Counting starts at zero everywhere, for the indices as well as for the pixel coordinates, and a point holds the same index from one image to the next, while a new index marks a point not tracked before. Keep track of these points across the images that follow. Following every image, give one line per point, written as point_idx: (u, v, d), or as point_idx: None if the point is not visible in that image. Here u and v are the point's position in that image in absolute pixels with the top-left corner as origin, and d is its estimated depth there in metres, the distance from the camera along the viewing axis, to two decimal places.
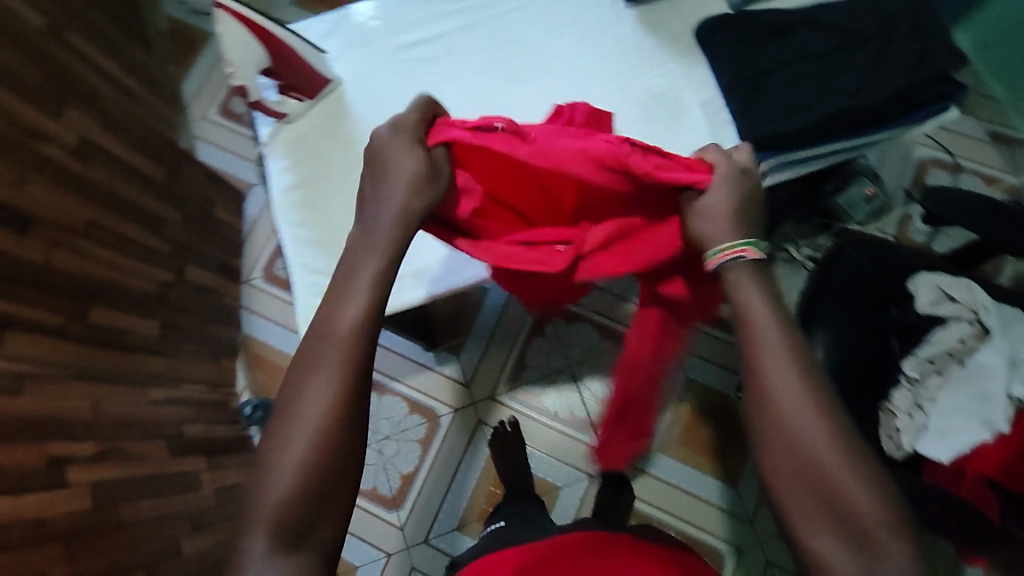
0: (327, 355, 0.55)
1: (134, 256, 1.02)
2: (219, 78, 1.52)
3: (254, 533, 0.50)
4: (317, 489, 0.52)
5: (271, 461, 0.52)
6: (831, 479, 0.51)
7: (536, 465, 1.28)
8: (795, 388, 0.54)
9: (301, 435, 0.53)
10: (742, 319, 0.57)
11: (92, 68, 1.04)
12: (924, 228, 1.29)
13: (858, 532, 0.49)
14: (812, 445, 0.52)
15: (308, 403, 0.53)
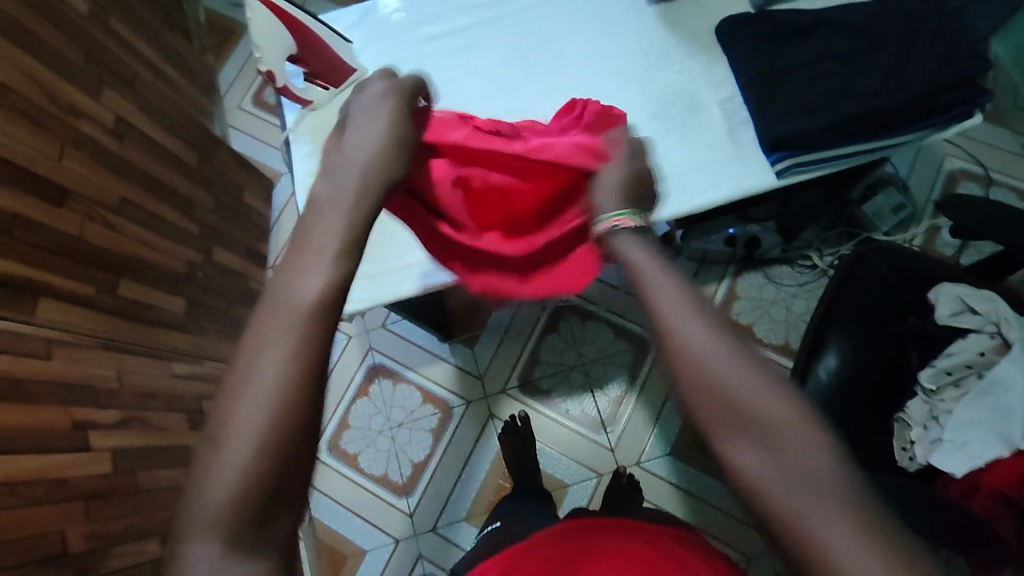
0: (283, 327, 0.45)
1: (164, 235, 1.06)
2: (253, 68, 1.56)
3: (200, 532, 0.42)
4: (273, 478, 0.43)
5: (218, 448, 0.43)
6: (787, 436, 0.42)
7: (545, 461, 1.28)
8: (689, 322, 0.46)
9: (251, 414, 0.43)
10: (632, 273, 0.50)
11: (132, 53, 1.09)
12: (953, 241, 1.26)
13: (798, 471, 0.41)
14: (726, 374, 0.44)
15: (254, 379, 0.44)
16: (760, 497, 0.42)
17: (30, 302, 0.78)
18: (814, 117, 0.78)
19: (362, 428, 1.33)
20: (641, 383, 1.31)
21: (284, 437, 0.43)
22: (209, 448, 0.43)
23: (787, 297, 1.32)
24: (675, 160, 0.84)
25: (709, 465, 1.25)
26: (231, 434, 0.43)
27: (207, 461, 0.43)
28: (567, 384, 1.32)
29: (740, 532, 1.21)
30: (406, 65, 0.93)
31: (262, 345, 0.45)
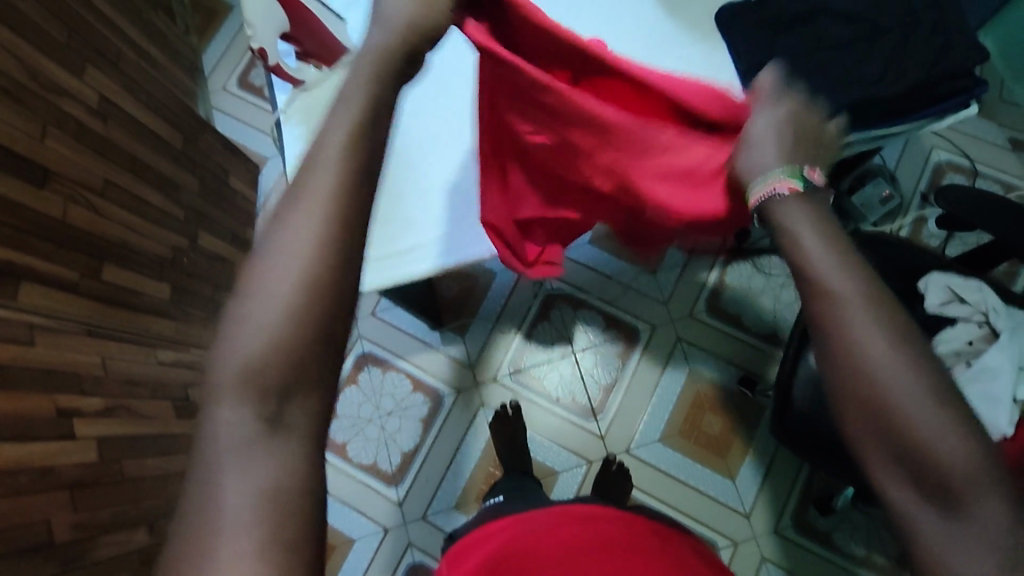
0: (316, 187, 0.44)
1: (149, 219, 1.04)
2: (238, 49, 1.53)
3: (234, 396, 0.41)
4: (294, 351, 0.42)
5: (253, 304, 0.42)
6: (952, 480, 0.42)
7: (535, 449, 1.28)
8: (839, 284, 0.46)
9: (283, 276, 0.42)
10: (807, 263, 0.48)
11: (115, 30, 1.05)
12: (939, 232, 1.28)
13: (906, 444, 0.43)
14: (897, 399, 0.43)
15: (283, 253, 0.43)
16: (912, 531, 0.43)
17: (13, 287, 0.75)
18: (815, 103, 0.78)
19: (351, 417, 1.32)
20: (632, 372, 1.31)
21: (309, 312, 0.42)
22: (234, 318, 0.43)
23: (775, 286, 1.33)
24: None
25: (699, 453, 1.26)
26: (257, 306, 0.42)
27: (232, 330, 0.43)
28: (557, 372, 1.32)
29: (731, 520, 1.22)
30: None
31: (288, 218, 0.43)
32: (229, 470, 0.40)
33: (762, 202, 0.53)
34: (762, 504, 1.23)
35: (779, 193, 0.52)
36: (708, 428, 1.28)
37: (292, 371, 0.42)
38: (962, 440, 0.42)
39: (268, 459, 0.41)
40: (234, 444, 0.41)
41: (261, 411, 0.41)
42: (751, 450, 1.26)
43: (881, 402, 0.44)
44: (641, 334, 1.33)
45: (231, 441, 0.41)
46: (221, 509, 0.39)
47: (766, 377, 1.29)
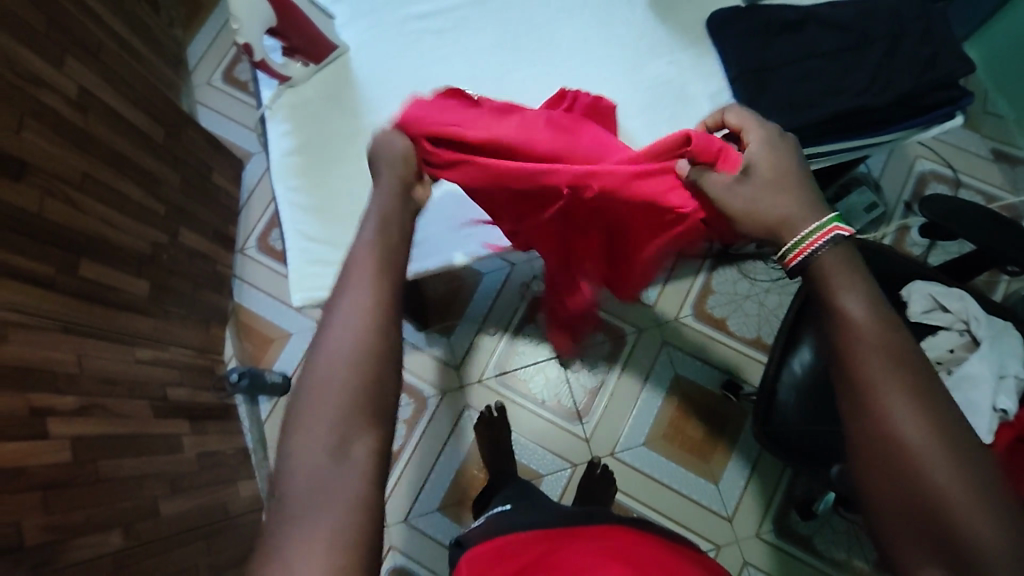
0: (354, 275, 0.54)
1: (129, 215, 1.02)
2: (224, 44, 1.50)
3: (306, 449, 0.46)
4: (357, 404, 0.48)
5: (309, 381, 0.49)
6: (989, 573, 0.40)
7: (519, 451, 1.28)
8: (878, 370, 0.45)
9: (338, 339, 0.50)
10: (845, 329, 0.47)
11: (98, 21, 1.03)
12: (922, 241, 1.29)
13: (939, 525, 0.41)
14: (937, 481, 0.42)
15: (346, 321, 0.51)
16: None
17: None
18: (802, 111, 0.79)
19: None
20: (617, 375, 1.31)
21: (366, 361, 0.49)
22: (305, 381, 0.49)
23: (760, 292, 1.34)
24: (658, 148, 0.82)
25: (682, 458, 1.26)
26: (316, 373, 0.49)
27: (298, 407, 0.48)
28: (543, 375, 1.32)
29: (715, 526, 1.23)
30: (390, 42, 0.90)
31: (347, 289, 0.53)
32: (302, 509, 0.44)
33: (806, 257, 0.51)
34: (744, 509, 1.23)
35: (818, 248, 0.50)
36: (692, 433, 1.28)
37: (355, 417, 0.47)
38: (997, 524, 0.40)
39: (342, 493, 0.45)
40: (313, 487, 0.45)
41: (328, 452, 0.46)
42: (734, 455, 1.26)
43: (928, 493, 0.42)
44: (627, 337, 1.33)
45: (302, 501, 0.44)
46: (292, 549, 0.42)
47: (750, 383, 1.29)
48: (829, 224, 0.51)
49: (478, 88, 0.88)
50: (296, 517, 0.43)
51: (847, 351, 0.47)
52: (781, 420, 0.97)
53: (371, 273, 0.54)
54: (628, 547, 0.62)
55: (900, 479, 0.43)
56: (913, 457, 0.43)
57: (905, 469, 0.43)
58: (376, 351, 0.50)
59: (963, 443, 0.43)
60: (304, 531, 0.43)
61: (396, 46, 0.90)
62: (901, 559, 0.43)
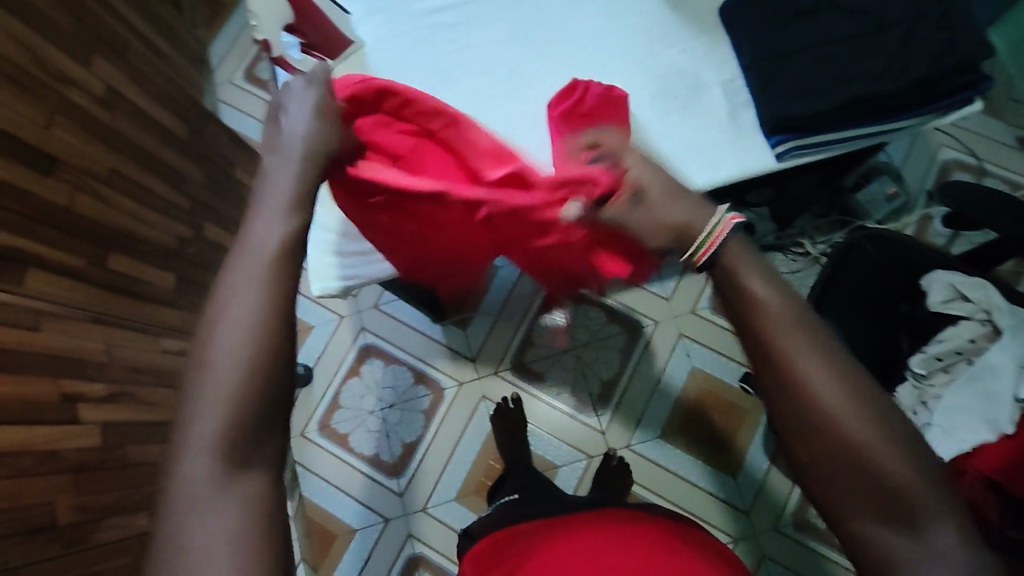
0: (249, 268, 0.51)
1: (155, 210, 1.05)
2: (245, 44, 1.54)
3: (194, 460, 0.47)
4: (246, 416, 0.48)
5: (198, 388, 0.48)
6: (912, 508, 0.47)
7: (535, 443, 1.29)
8: (789, 343, 0.49)
9: (232, 346, 0.48)
10: (755, 312, 0.50)
11: (123, 22, 1.06)
12: (945, 231, 1.28)
13: (870, 477, 0.47)
14: (858, 439, 0.47)
15: (233, 329, 0.49)
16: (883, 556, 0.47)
17: (20, 273, 0.76)
18: (816, 98, 0.78)
19: (353, 408, 1.33)
20: (633, 367, 1.31)
21: (250, 374, 0.48)
22: (194, 388, 0.49)
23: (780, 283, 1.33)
24: (672, 137, 0.82)
25: (698, 449, 1.26)
26: (208, 382, 0.48)
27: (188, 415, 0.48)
28: (560, 367, 1.32)
29: (732, 518, 1.22)
30: (405, 36, 0.91)
31: (237, 287, 0.50)
32: (196, 519, 0.46)
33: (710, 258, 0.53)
34: (762, 501, 1.23)
35: (725, 238, 0.53)
36: (709, 425, 1.28)
37: (252, 429, 0.48)
38: (910, 468, 0.47)
39: (235, 501, 0.47)
40: (199, 500, 0.47)
41: (221, 468, 0.47)
42: (753, 447, 1.26)
43: (854, 452, 0.47)
44: (644, 329, 1.33)
45: (194, 511, 0.46)
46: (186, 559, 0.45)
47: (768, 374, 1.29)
48: (722, 220, 0.54)
49: (492, 81, 0.89)
50: (191, 526, 0.46)
51: (762, 329, 0.50)
52: None
53: (267, 267, 0.51)
54: (637, 530, 0.63)
55: (828, 433, 0.48)
56: (829, 419, 0.48)
57: (822, 430, 0.48)
58: (269, 357, 0.49)
59: (873, 401, 0.49)
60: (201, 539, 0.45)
61: (413, 40, 0.91)
62: (842, 514, 0.49)
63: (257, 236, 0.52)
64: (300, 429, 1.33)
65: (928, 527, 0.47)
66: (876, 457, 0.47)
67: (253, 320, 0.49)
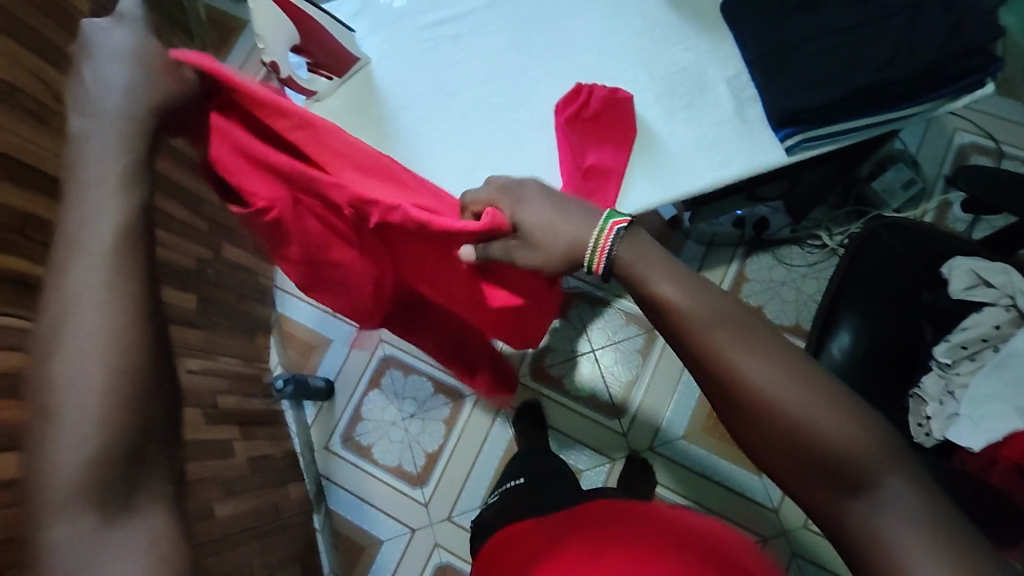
0: (83, 270, 0.46)
1: (175, 232, 1.06)
2: (254, 66, 1.57)
3: (66, 508, 0.43)
4: (121, 447, 0.45)
5: (53, 424, 0.44)
6: (863, 472, 0.50)
7: (558, 447, 1.29)
8: (716, 335, 0.54)
9: (78, 370, 0.44)
10: (669, 311, 0.55)
11: None
12: (964, 216, 1.26)
13: (816, 452, 0.51)
14: (795, 415, 0.52)
15: (85, 349, 0.45)
16: (841, 527, 0.51)
17: None
18: (827, 89, 0.77)
19: (375, 420, 1.35)
20: (652, 367, 1.31)
21: (137, 382, 0.46)
22: (43, 419, 0.44)
23: (797, 277, 1.31)
24: (677, 136, 0.83)
25: (722, 448, 1.25)
26: (63, 419, 0.44)
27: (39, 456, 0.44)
28: (578, 371, 1.32)
29: (760, 517, 1.21)
30: (410, 50, 0.93)
31: (78, 292, 0.46)
32: (75, 569, 0.43)
33: (607, 266, 0.57)
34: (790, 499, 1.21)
35: (614, 242, 0.57)
36: None
37: (130, 456, 0.46)
38: (853, 430, 0.51)
39: (110, 541, 0.44)
40: (80, 552, 0.43)
41: (101, 498, 0.44)
42: None
43: (799, 432, 0.51)
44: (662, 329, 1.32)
45: (85, 555, 0.43)
46: None
47: None
48: (609, 223, 0.57)
49: (498, 90, 0.90)
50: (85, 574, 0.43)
51: (682, 327, 0.55)
52: None
53: (100, 267, 0.46)
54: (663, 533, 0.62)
55: (766, 409, 0.53)
56: (769, 405, 0.52)
57: (765, 416, 0.52)
58: (136, 377, 0.46)
59: (809, 375, 0.53)
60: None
61: (415, 54, 0.93)
62: (798, 488, 0.53)
63: (88, 242, 0.46)
64: (325, 442, 1.35)
65: (881, 486, 0.50)
66: (812, 421, 0.51)
67: (111, 326, 0.45)
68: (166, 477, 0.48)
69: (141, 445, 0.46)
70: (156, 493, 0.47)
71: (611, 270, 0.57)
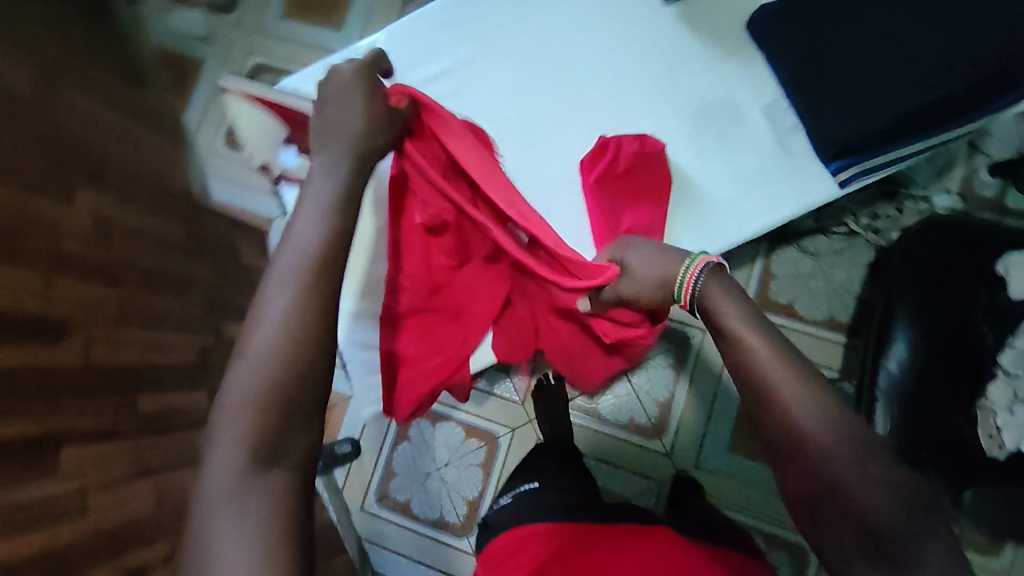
0: (297, 264, 0.56)
1: (169, 330, 0.99)
2: (219, 106, 1.47)
3: (234, 449, 0.51)
4: (284, 411, 0.52)
5: (238, 369, 0.53)
6: (882, 528, 0.51)
7: (599, 477, 1.25)
8: (761, 346, 0.59)
9: (267, 337, 0.53)
10: (713, 316, 0.63)
11: (97, 129, 0.97)
12: (994, 181, 1.22)
13: (839, 486, 0.53)
14: (817, 433, 0.54)
15: (273, 323, 0.54)
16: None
17: (54, 461, 0.71)
18: None
19: (408, 473, 1.30)
20: (688, 381, 1.26)
21: (304, 364, 0.53)
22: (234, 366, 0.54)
23: (827, 267, 1.26)
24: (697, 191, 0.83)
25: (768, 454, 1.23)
26: (249, 367, 0.53)
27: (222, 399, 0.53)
28: (613, 395, 1.27)
29: None
30: None
31: (282, 285, 0.55)
32: (222, 509, 0.49)
33: (698, 283, 0.66)
34: None
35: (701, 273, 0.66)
36: None
37: (286, 421, 0.52)
38: (880, 479, 0.52)
39: (256, 493, 0.50)
40: (229, 491, 0.49)
41: (255, 456, 0.51)
42: None
43: (816, 448, 0.54)
44: (693, 341, 1.26)
45: (224, 505, 0.49)
46: (222, 552, 0.48)
47: (831, 367, 1.23)
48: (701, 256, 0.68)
49: (506, 150, 0.92)
50: (224, 515, 0.49)
51: (735, 332, 0.61)
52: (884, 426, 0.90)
53: (307, 265, 0.56)
54: None
55: (796, 441, 0.55)
56: (791, 422, 0.56)
57: (781, 425, 0.56)
58: (314, 360, 0.54)
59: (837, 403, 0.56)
60: (236, 547, 0.47)
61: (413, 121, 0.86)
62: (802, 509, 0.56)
63: (297, 239, 0.57)
64: (359, 504, 1.29)
65: (906, 554, 0.50)
66: (825, 448, 0.54)
67: (301, 314, 0.54)
68: (303, 454, 0.53)
69: (301, 412, 0.53)
70: (292, 468, 0.52)
71: (700, 292, 0.66)
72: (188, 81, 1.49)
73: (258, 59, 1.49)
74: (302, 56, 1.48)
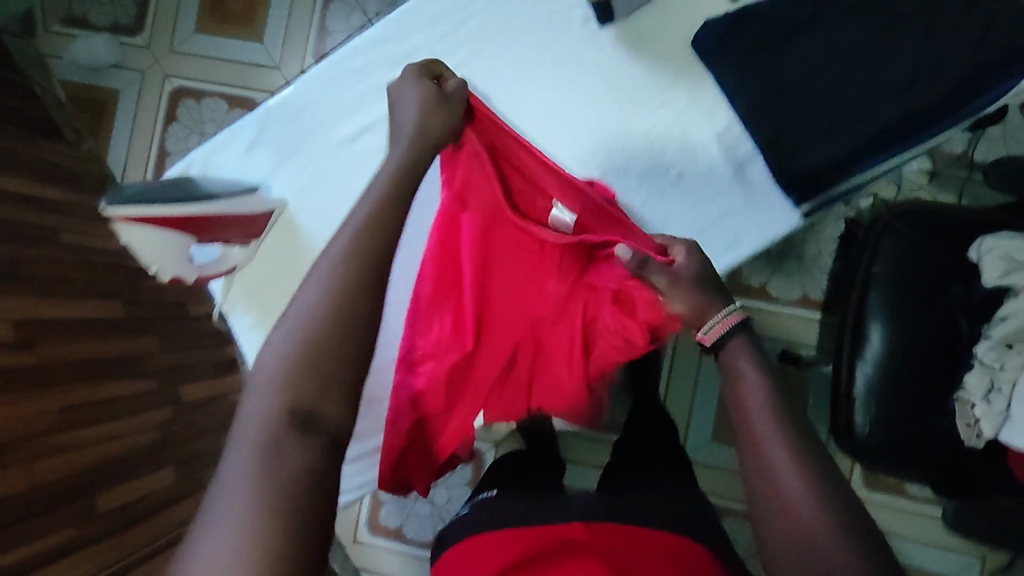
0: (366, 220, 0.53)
1: (125, 415, 0.96)
2: (144, 143, 1.38)
3: (271, 397, 0.47)
4: (318, 363, 0.47)
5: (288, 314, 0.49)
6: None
7: (572, 476, 1.28)
8: (752, 383, 0.58)
9: (313, 296, 0.49)
10: (726, 372, 0.60)
11: (10, 216, 0.91)
12: (964, 135, 1.17)
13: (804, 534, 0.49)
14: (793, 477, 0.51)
15: (315, 279, 0.49)
16: None
17: None
18: (846, 134, 0.70)
19: (397, 500, 1.29)
20: (667, 377, 1.25)
21: (349, 324, 0.48)
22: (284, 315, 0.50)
23: (798, 243, 1.22)
24: (675, 226, 0.75)
25: None
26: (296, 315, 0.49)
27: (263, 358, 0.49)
28: None
29: None
30: (330, 181, 0.74)
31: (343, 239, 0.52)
32: (242, 455, 0.45)
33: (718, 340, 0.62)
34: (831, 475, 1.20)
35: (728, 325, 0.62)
36: None
37: (322, 381, 0.47)
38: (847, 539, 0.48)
39: (290, 455, 0.45)
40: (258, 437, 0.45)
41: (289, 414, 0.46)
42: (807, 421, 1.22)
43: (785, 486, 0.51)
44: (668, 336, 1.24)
45: (247, 457, 0.45)
46: (223, 513, 0.43)
47: (808, 346, 1.22)
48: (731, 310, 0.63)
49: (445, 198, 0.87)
50: (239, 467, 0.44)
51: (729, 365, 0.61)
52: (861, 424, 0.89)
53: (368, 228, 0.52)
54: None
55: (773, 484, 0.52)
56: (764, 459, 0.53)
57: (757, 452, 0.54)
58: (355, 317, 0.49)
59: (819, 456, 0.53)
60: (233, 514, 0.42)
61: (354, 175, 0.75)
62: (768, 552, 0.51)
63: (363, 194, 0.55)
64: (352, 537, 1.29)
65: None
66: (797, 490, 0.51)
67: (346, 272, 0.50)
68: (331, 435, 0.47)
69: (344, 375, 0.48)
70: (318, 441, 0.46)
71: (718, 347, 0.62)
72: (107, 118, 1.39)
73: (177, 83, 1.38)
74: (224, 74, 1.37)
